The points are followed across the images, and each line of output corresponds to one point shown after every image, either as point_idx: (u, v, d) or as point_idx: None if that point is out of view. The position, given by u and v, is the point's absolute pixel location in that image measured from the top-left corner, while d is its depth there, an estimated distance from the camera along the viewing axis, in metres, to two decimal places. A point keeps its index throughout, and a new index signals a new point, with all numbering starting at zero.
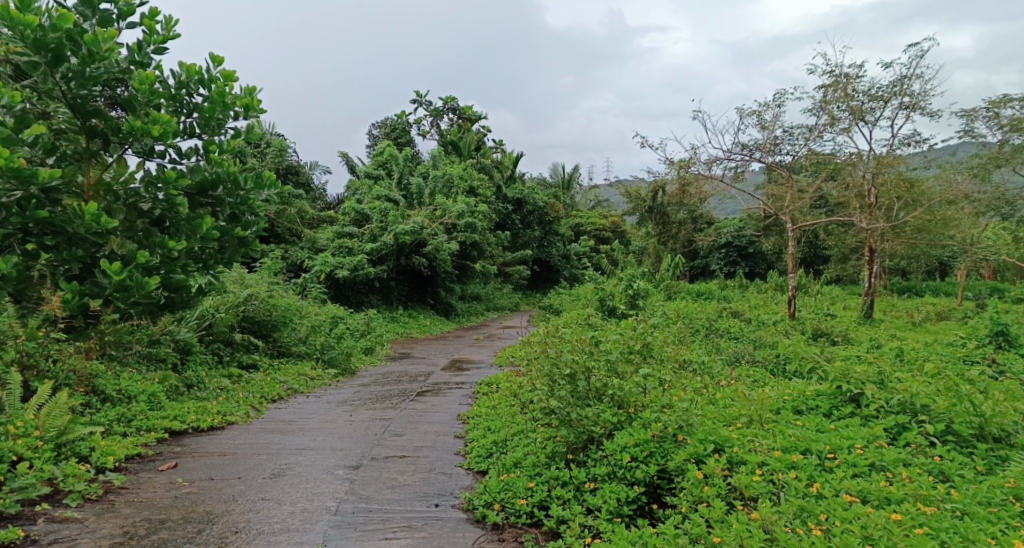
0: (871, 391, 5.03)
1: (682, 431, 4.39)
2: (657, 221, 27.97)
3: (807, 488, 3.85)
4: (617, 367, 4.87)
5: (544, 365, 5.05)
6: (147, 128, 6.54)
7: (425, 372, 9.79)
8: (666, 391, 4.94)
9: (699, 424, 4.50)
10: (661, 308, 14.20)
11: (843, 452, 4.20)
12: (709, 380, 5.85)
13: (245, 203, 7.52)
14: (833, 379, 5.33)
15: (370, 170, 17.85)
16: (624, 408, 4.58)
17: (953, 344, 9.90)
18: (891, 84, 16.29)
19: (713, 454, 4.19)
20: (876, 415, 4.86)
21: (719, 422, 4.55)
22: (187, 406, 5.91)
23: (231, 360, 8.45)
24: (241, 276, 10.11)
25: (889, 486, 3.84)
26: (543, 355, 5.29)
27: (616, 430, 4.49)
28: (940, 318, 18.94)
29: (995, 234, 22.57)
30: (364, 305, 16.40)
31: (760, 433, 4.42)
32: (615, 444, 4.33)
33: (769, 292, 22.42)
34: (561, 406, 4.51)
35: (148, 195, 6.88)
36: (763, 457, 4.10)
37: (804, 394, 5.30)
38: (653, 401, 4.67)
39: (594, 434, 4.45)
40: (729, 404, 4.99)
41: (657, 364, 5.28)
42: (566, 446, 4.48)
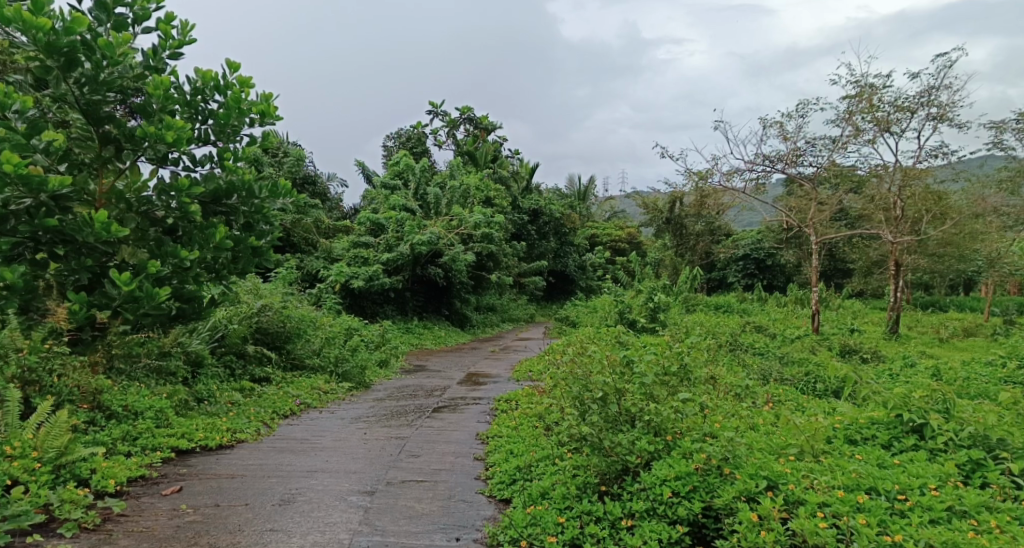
0: (937, 421, 4.67)
1: (729, 464, 4.07)
2: (675, 233, 27.61)
3: (881, 535, 3.46)
4: (653, 391, 4.58)
5: (571, 385, 4.78)
6: (161, 134, 6.33)
7: (442, 386, 9.52)
8: (706, 417, 4.65)
9: (747, 456, 4.17)
10: (682, 322, 13.83)
11: (914, 493, 3.81)
12: (750, 405, 5.55)
13: (260, 212, 7.32)
14: (891, 406, 5.01)
15: (386, 180, 17.68)
16: (661, 435, 4.34)
17: (993, 364, 9.47)
18: (918, 95, 15.91)
19: (767, 492, 3.85)
20: (945, 448, 4.49)
21: (769, 455, 4.23)
22: (196, 423, 5.68)
23: (243, 373, 8.23)
24: (256, 286, 9.92)
25: (979, 537, 3.41)
26: (571, 373, 5.03)
27: (654, 461, 4.22)
28: (967, 335, 18.42)
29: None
30: (379, 315, 16.18)
31: (817, 468, 4.08)
32: (653, 477, 4.05)
33: (790, 306, 21.98)
34: (591, 432, 4.26)
35: (160, 203, 6.67)
36: (824, 497, 3.74)
37: (856, 423, 5.02)
38: (693, 429, 4.38)
39: (630, 464, 4.18)
40: (777, 432, 4.69)
41: (695, 388, 4.98)
42: (598, 477, 4.23)
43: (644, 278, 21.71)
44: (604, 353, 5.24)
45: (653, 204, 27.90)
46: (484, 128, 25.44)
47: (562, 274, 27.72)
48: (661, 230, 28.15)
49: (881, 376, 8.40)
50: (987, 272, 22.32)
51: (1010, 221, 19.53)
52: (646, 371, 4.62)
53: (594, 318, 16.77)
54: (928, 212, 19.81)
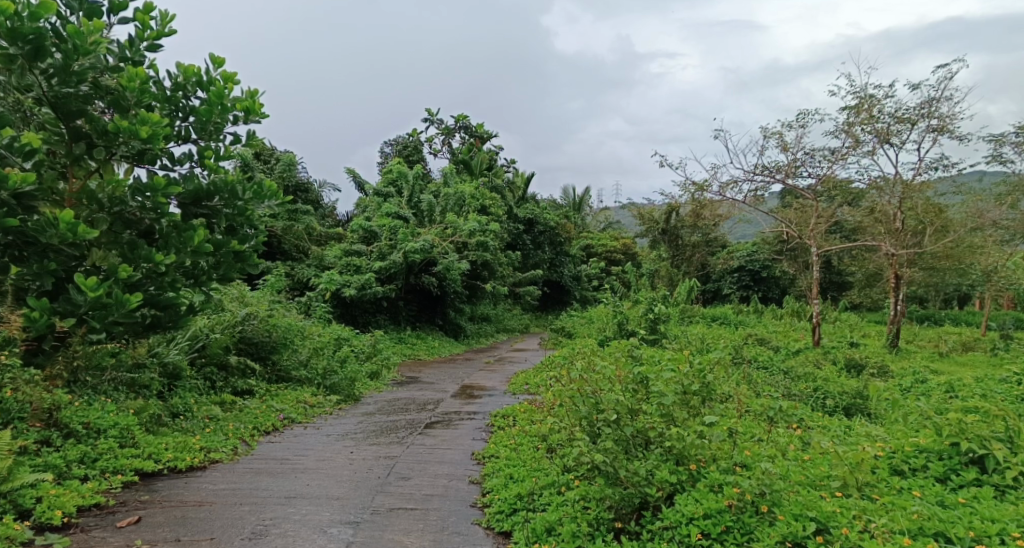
0: (1002, 453, 4.26)
1: (767, 501, 3.65)
2: (670, 244, 27.28)
3: None
4: (674, 414, 4.19)
5: (580, 405, 4.40)
6: (135, 129, 5.88)
7: (434, 399, 9.06)
8: (737, 446, 4.26)
9: (788, 493, 3.76)
10: (683, 334, 13.42)
11: (993, 542, 3.34)
12: (780, 427, 5.22)
13: (243, 215, 6.87)
14: (946, 432, 4.63)
15: (379, 187, 17.26)
16: (684, 465, 3.96)
17: (1007, 383, 9.09)
18: (919, 106, 15.62)
19: (815, 537, 3.43)
20: (1012, 485, 4.08)
21: (814, 493, 3.83)
22: (166, 441, 5.23)
23: (224, 386, 7.78)
24: (241, 294, 9.48)
25: None
26: (579, 391, 4.62)
27: (676, 494, 3.85)
28: (967, 349, 18.07)
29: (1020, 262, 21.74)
30: (370, 325, 15.73)
31: (870, 508, 3.66)
32: (679, 514, 3.67)
33: (787, 318, 21.62)
34: (606, 460, 3.89)
35: (134, 203, 6.11)
36: (886, 544, 3.31)
37: (902, 451, 4.69)
38: (721, 459, 4.00)
39: (649, 497, 3.81)
40: (818, 464, 4.31)
41: (722, 410, 4.60)
42: (613, 513, 3.86)
43: (640, 289, 21.31)
44: (619, 367, 4.85)
45: (648, 215, 27.54)
46: (479, 136, 25.11)
47: (556, 284, 27.34)
48: (657, 240, 27.80)
49: (893, 398, 7.99)
50: (985, 287, 22.04)
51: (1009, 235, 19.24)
52: (665, 391, 4.21)
53: (591, 329, 16.34)
54: (927, 225, 19.49)
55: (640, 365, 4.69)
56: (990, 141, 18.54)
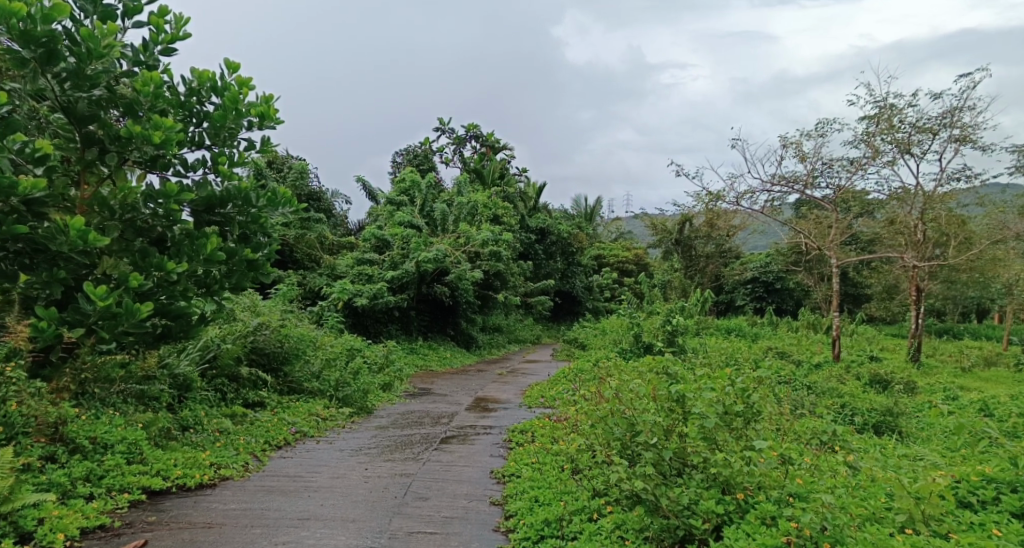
0: None
1: (829, 537, 3.41)
2: (683, 255, 27.00)
3: None
4: (719, 439, 4.00)
5: (615, 427, 4.23)
6: (148, 134, 5.71)
7: (449, 413, 8.85)
8: (788, 474, 4.04)
9: (852, 529, 3.51)
10: (700, 347, 13.16)
11: None
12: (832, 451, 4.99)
13: (257, 222, 6.72)
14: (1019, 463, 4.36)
15: (392, 196, 17.12)
16: (731, 495, 3.80)
17: None
18: (940, 116, 15.34)
19: None
20: None
21: (880, 530, 3.57)
22: (175, 457, 5.05)
23: (235, 398, 7.61)
24: (253, 304, 9.32)
25: None
26: (611, 410, 4.41)
27: (724, 526, 3.67)
28: (988, 364, 17.68)
29: None
30: (383, 335, 15.56)
31: None
32: None
33: (802, 330, 21.27)
34: (647, 489, 3.73)
35: (147, 211, 5.94)
36: None
37: (968, 481, 4.42)
38: (774, 491, 3.81)
39: (695, 529, 3.64)
40: (879, 499, 4.06)
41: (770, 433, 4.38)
42: (655, 547, 3.68)
43: (654, 299, 21.03)
44: (655, 384, 4.64)
45: (661, 225, 27.28)
46: (491, 145, 24.98)
47: (568, 294, 27.09)
48: (670, 251, 27.55)
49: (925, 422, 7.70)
50: (1005, 299, 21.64)
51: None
52: (707, 412, 4.00)
53: (605, 340, 16.09)
54: (948, 237, 19.11)
55: (677, 382, 4.48)
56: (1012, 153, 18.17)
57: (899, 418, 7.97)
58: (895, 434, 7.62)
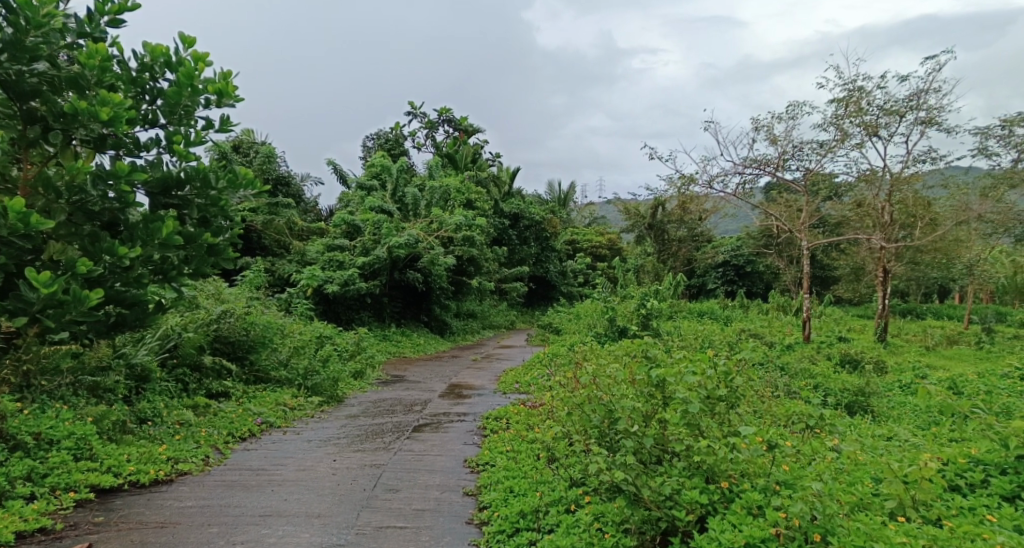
0: None
1: (819, 528, 3.30)
2: (656, 239, 26.97)
3: None
4: (704, 425, 3.86)
5: (592, 413, 4.05)
6: (94, 110, 5.37)
7: (422, 400, 8.63)
8: (776, 462, 3.93)
9: (843, 518, 3.40)
10: (675, 330, 13.09)
11: None
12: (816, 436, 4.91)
13: (217, 205, 6.38)
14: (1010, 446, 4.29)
15: (362, 181, 16.77)
16: (715, 483, 3.69)
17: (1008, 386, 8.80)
18: (907, 98, 15.38)
19: None
20: None
21: (872, 519, 3.46)
22: (128, 452, 4.77)
23: (198, 389, 7.32)
24: (218, 291, 9.00)
25: None
26: (589, 396, 4.25)
27: (708, 516, 3.57)
28: (952, 343, 17.92)
29: (999, 256, 21.67)
30: (354, 322, 15.27)
31: (942, 536, 3.28)
32: (715, 541, 3.35)
33: (773, 312, 21.36)
34: (628, 478, 3.59)
35: (95, 193, 5.55)
36: None
37: (955, 463, 4.36)
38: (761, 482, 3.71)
39: (679, 520, 3.52)
40: (869, 486, 3.97)
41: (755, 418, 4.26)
42: (636, 539, 3.56)
43: (628, 283, 20.98)
44: (634, 366, 4.47)
45: (634, 210, 27.21)
46: (464, 129, 24.64)
47: (542, 280, 26.95)
48: (643, 235, 27.50)
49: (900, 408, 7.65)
50: (968, 280, 21.95)
51: (992, 229, 19.12)
52: (691, 396, 3.84)
53: (578, 325, 15.98)
54: (915, 219, 19.26)
55: (657, 364, 4.31)
56: (977, 135, 18.26)
57: (872, 400, 7.95)
58: (868, 414, 7.59)
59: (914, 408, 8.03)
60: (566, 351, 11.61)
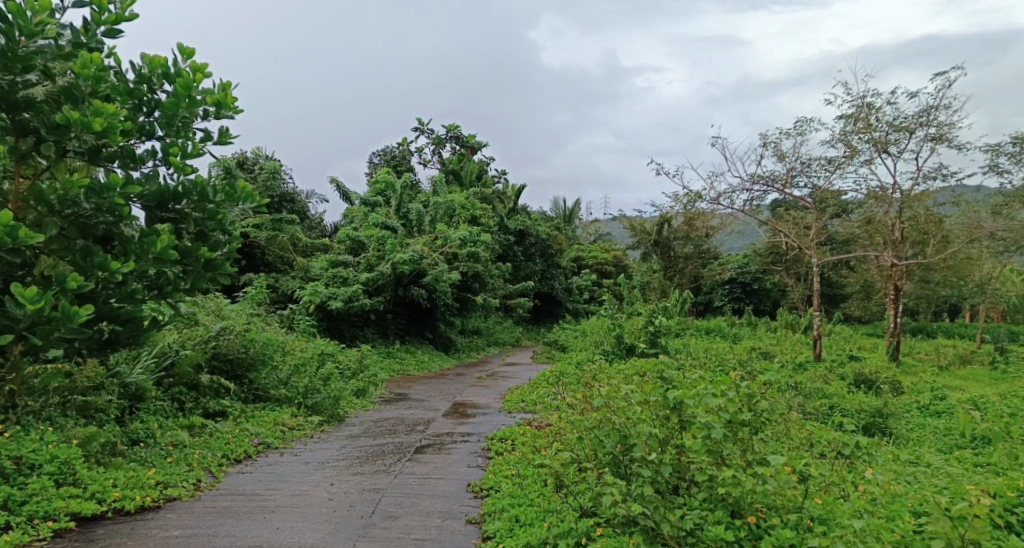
0: None
1: None
2: (662, 256, 26.75)
3: None
4: (727, 453, 3.72)
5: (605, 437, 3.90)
6: (87, 120, 5.17)
7: (426, 420, 8.40)
8: (809, 496, 3.75)
9: None
10: (684, 348, 12.83)
11: None
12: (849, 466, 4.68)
13: (214, 219, 6.16)
14: None
15: (366, 197, 16.64)
16: (740, 517, 3.57)
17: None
18: (916, 114, 15.20)
19: None
20: None
21: None
22: (115, 476, 4.59)
23: (194, 408, 7.10)
24: (218, 307, 8.81)
25: None
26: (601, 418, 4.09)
27: None
28: (964, 363, 17.59)
29: (1011, 274, 21.35)
30: (358, 338, 15.04)
31: None
32: None
33: (782, 330, 21.06)
34: (648, 510, 3.43)
35: (88, 206, 5.33)
36: None
37: (1004, 498, 4.14)
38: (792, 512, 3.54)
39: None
40: (911, 522, 3.77)
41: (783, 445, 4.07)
42: None
43: (634, 300, 20.72)
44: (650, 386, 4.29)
45: (640, 226, 27.01)
46: (469, 146, 24.56)
47: (548, 296, 26.72)
48: (649, 252, 27.28)
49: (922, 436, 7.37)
50: (980, 298, 21.62)
51: (1002, 247, 18.87)
52: (713, 421, 3.69)
53: (585, 343, 15.75)
54: (925, 236, 19.01)
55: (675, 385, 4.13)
56: (988, 151, 18.02)
57: (890, 422, 7.70)
58: (885, 438, 7.32)
59: (933, 433, 7.77)
60: (573, 370, 11.36)
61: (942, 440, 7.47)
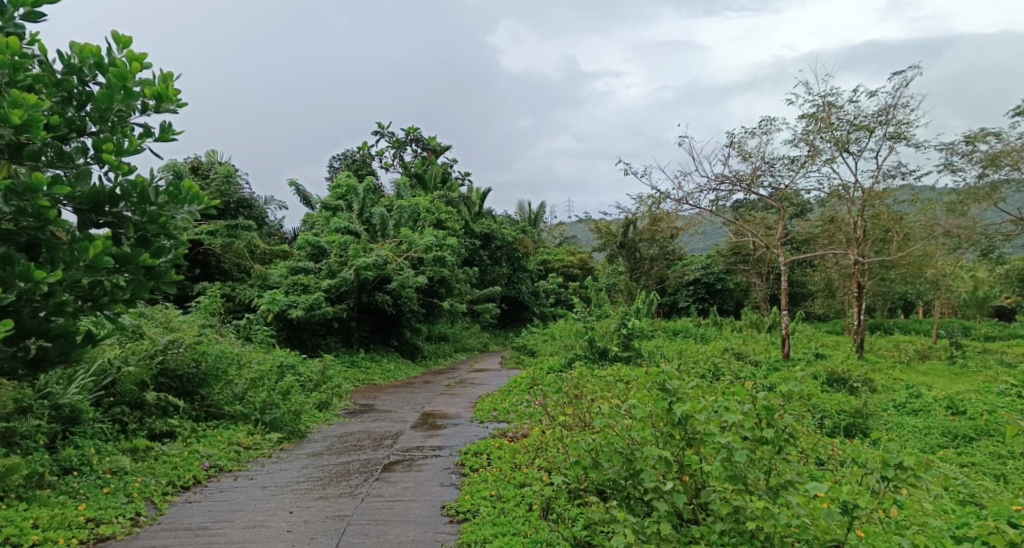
0: None
1: None
2: (628, 257, 26.52)
3: None
4: (749, 477, 3.50)
5: (608, 467, 3.81)
6: (2, 113, 4.39)
7: (392, 433, 7.89)
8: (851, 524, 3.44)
9: None
10: (657, 351, 12.50)
11: None
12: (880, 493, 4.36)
13: (157, 222, 5.15)
14: None
15: (328, 201, 16.05)
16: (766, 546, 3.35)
17: (1004, 410, 8.36)
18: (876, 112, 15.17)
19: None
20: None
21: None
22: (38, 513, 4.18)
23: (139, 429, 6.52)
24: (167, 319, 8.19)
25: None
26: (606, 440, 3.92)
27: None
28: (925, 358, 17.68)
29: (966, 269, 21.58)
30: (320, 348, 14.43)
31: None
32: None
33: (747, 329, 20.98)
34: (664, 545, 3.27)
35: (8, 209, 4.50)
36: None
37: None
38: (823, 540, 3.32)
39: None
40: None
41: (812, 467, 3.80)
42: None
43: (601, 303, 20.42)
44: (650, 395, 4.08)
45: (605, 228, 26.74)
46: (432, 149, 24.08)
47: (514, 300, 26.33)
48: (614, 255, 27.03)
49: (905, 441, 7.11)
50: (938, 295, 21.82)
51: (955, 244, 19.04)
52: (734, 443, 3.45)
53: (553, 347, 15.38)
54: (887, 235, 19.07)
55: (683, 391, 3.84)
56: (942, 150, 18.16)
57: (870, 424, 7.44)
58: (865, 438, 7.09)
59: (914, 433, 7.51)
60: (544, 376, 10.94)
61: (921, 440, 7.22)
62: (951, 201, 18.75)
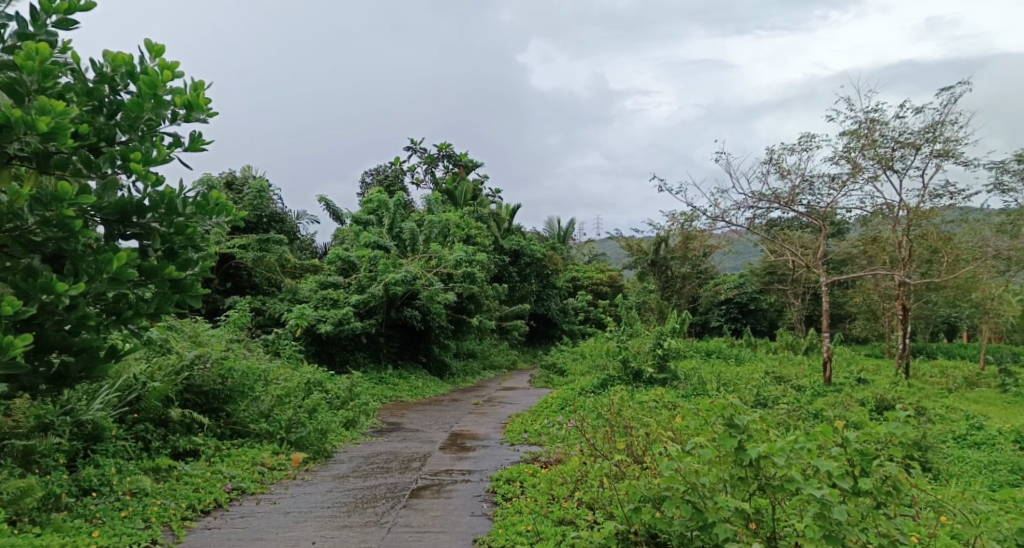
0: None
1: None
2: (659, 276, 25.64)
3: None
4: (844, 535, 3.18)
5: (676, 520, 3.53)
6: (30, 120, 4.05)
7: (421, 454, 7.61)
8: None
9: None
10: (694, 373, 12.07)
11: None
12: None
13: (184, 234, 4.87)
14: None
15: (358, 215, 15.95)
16: None
17: None
18: (922, 129, 14.62)
19: None
20: None
21: None
22: (50, 540, 3.98)
23: (162, 447, 6.33)
24: (195, 334, 8.02)
25: None
26: (673, 487, 3.60)
27: None
28: (973, 385, 16.91)
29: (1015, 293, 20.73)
30: (348, 363, 14.24)
31: None
32: None
33: (783, 351, 20.36)
34: None
35: (33, 219, 4.24)
36: None
37: None
38: None
39: None
40: None
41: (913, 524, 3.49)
42: None
43: (633, 322, 20.00)
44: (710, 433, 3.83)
45: (636, 245, 25.92)
46: (463, 165, 23.97)
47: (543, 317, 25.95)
48: (645, 273, 26.08)
49: (966, 479, 6.64)
50: (984, 319, 21.01)
51: (1002, 267, 18.31)
52: (827, 496, 3.14)
53: (584, 367, 15.00)
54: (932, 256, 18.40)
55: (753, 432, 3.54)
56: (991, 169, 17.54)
57: (930, 457, 6.98)
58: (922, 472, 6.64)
59: (976, 469, 7.02)
60: (576, 396, 10.58)
61: (986, 476, 6.73)
62: (1001, 223, 18.06)
